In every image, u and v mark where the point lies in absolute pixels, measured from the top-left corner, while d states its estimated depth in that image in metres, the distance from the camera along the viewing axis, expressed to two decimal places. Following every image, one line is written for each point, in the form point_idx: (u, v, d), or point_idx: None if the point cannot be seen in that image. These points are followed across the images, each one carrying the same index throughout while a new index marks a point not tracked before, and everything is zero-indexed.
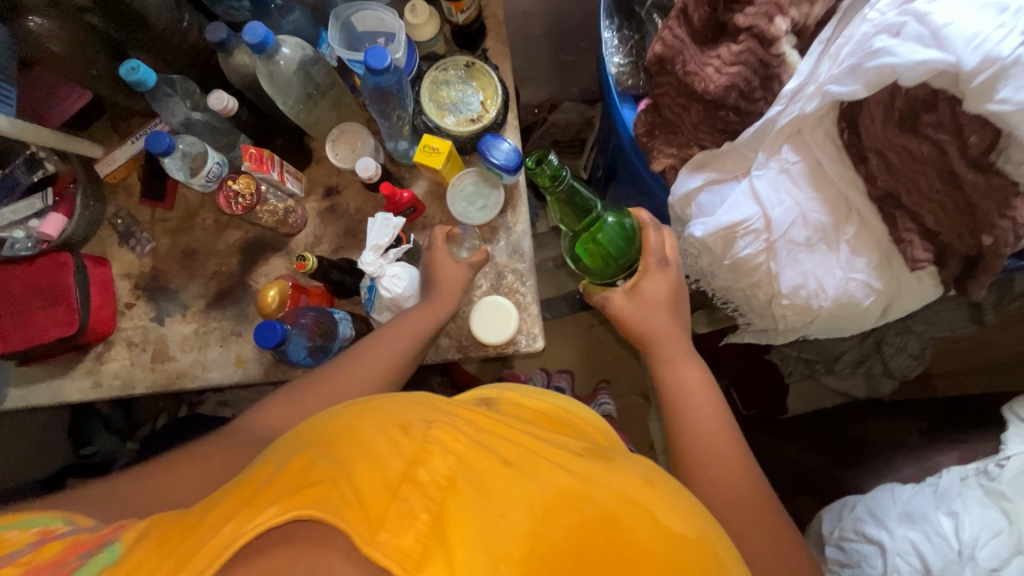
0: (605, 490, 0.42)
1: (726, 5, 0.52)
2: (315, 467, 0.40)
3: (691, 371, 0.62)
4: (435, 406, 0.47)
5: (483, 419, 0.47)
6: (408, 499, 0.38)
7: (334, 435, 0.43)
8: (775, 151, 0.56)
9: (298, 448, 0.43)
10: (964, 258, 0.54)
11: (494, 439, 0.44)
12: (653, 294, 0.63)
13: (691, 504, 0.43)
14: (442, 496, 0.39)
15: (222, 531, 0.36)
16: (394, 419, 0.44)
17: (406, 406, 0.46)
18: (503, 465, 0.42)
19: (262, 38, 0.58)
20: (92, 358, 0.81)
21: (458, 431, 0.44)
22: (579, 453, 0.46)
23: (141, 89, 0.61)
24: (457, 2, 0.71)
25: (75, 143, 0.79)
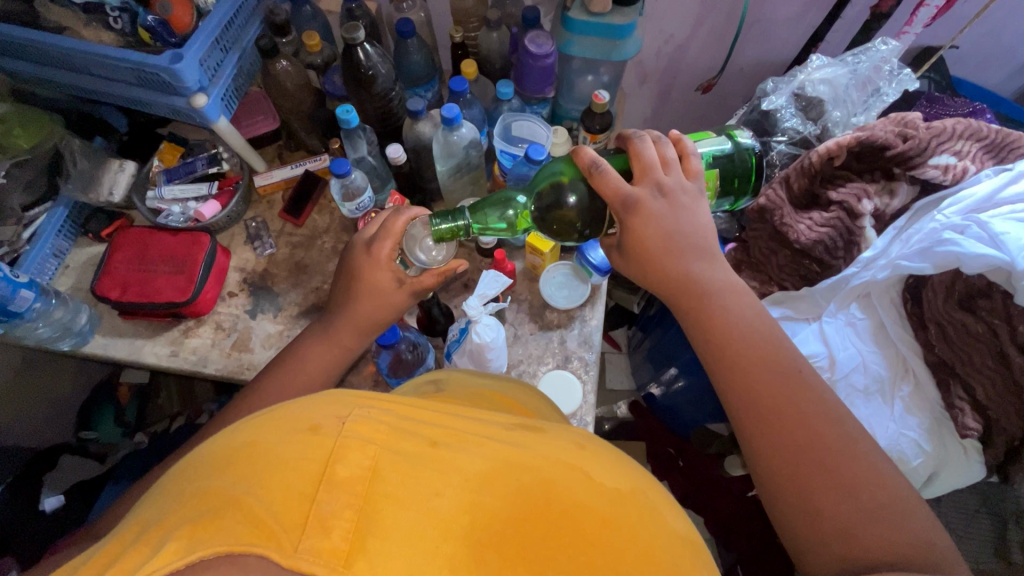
0: (538, 456, 0.45)
1: (823, 183, 0.69)
2: (221, 486, 0.38)
3: (729, 312, 0.60)
4: (351, 402, 0.45)
5: (400, 407, 0.47)
6: (331, 499, 0.38)
7: (229, 455, 0.41)
8: (844, 306, 0.68)
9: (196, 475, 0.41)
10: (1010, 441, 0.59)
11: (414, 424, 0.45)
12: (653, 229, 0.60)
13: (618, 466, 0.49)
14: (365, 487, 0.39)
15: (155, 556, 0.33)
16: (302, 421, 0.43)
17: (318, 407, 0.45)
18: (431, 447, 0.43)
19: (454, 116, 0.73)
20: (181, 329, 0.88)
21: (377, 421, 0.43)
22: (509, 427, 0.48)
23: (343, 127, 0.77)
24: (594, 134, 0.88)
25: (252, 155, 0.94)
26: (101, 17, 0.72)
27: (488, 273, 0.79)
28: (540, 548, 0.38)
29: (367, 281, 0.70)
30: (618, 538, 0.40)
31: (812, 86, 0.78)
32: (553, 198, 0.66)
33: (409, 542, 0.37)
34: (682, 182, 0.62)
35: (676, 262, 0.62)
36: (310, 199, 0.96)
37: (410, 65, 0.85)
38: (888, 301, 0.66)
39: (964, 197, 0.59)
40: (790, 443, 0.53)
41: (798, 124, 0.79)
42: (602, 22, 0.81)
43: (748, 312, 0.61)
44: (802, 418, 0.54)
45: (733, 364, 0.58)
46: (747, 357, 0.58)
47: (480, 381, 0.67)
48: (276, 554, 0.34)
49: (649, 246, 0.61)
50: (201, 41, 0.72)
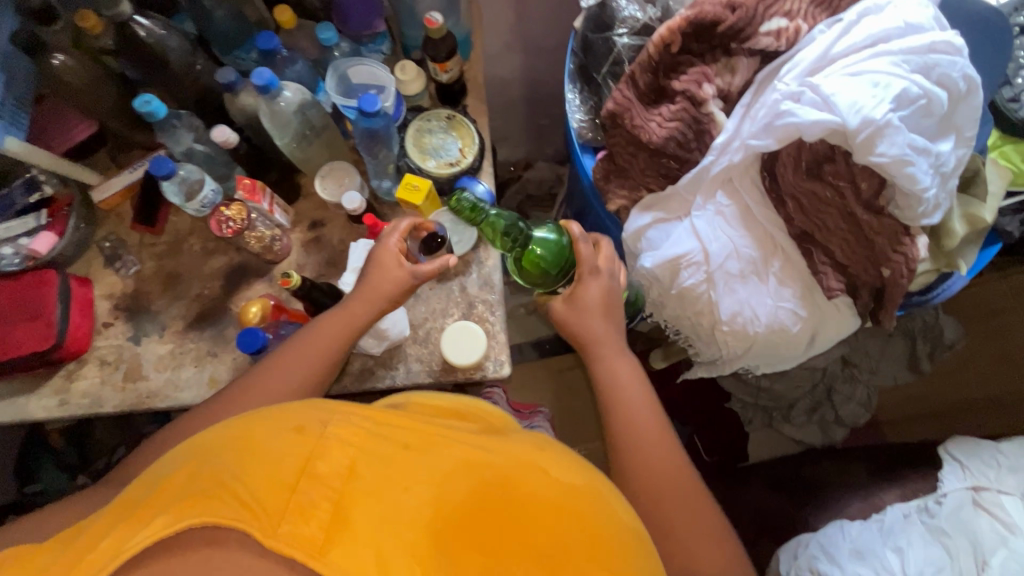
0: (501, 457, 0.47)
1: (665, 73, 0.62)
2: (211, 474, 0.42)
3: (622, 365, 0.70)
4: (336, 407, 0.49)
5: (379, 411, 0.49)
6: (313, 491, 0.42)
7: (222, 443, 0.45)
8: (710, 196, 0.65)
9: (185, 461, 0.45)
10: (872, 289, 0.63)
11: (390, 429, 0.47)
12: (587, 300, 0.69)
13: (575, 462, 0.51)
14: (341, 485, 0.42)
15: (154, 526, 0.40)
16: (290, 421, 0.46)
17: (309, 409, 0.48)
18: (405, 450, 0.46)
19: (267, 81, 0.66)
20: (63, 375, 0.82)
21: (357, 426, 0.46)
22: (478, 432, 0.51)
23: (151, 119, 0.68)
24: (442, 63, 0.80)
25: (76, 168, 0.83)
26: None
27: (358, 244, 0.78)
28: (493, 536, 0.42)
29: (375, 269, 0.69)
30: (571, 524, 0.44)
31: None
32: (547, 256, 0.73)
33: (372, 533, 0.40)
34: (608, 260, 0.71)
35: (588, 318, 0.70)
36: (161, 203, 0.88)
37: (215, 27, 0.74)
38: (749, 181, 0.64)
39: (799, 60, 0.56)
40: (647, 463, 0.63)
41: (636, 11, 0.69)
42: None
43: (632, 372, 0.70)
44: (649, 449, 0.64)
45: (616, 398, 0.68)
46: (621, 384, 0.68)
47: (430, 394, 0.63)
48: (257, 533, 0.39)
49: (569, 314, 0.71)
50: None
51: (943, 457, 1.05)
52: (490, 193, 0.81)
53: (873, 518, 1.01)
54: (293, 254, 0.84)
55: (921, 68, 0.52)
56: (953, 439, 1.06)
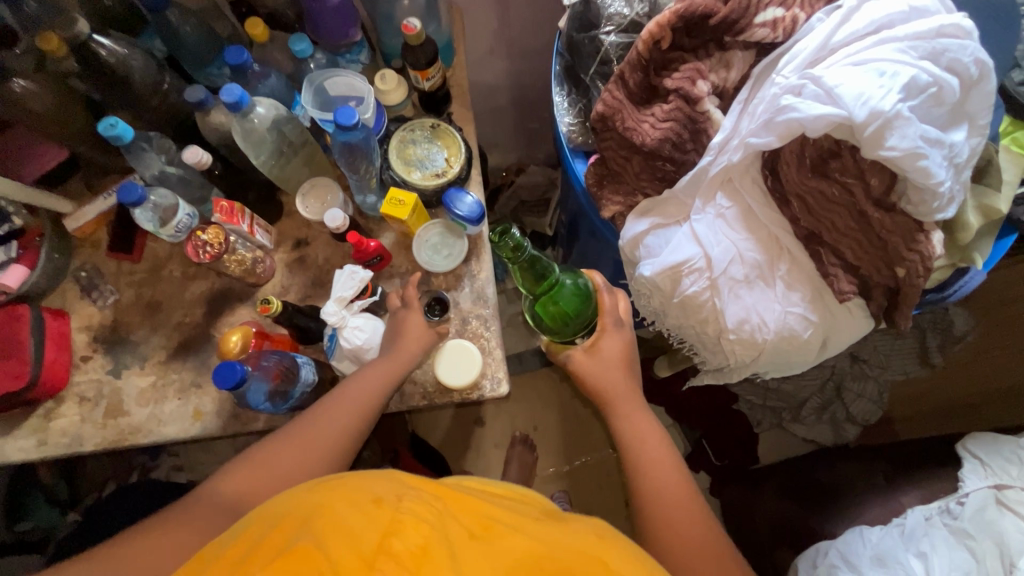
0: (565, 549, 0.44)
1: (656, 71, 0.59)
2: (294, 541, 0.41)
3: (644, 422, 0.71)
4: (406, 484, 0.47)
5: (445, 495, 0.48)
6: (385, 570, 0.38)
7: (300, 513, 0.44)
8: (710, 198, 0.62)
9: (271, 523, 0.44)
10: (886, 290, 0.59)
11: (457, 514, 0.45)
12: (609, 351, 0.73)
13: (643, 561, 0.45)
14: (415, 564, 0.39)
15: None
16: (366, 495, 0.45)
17: (382, 484, 0.47)
18: (471, 539, 0.43)
19: (237, 98, 0.63)
20: (41, 415, 0.78)
21: (428, 504, 0.45)
22: (535, 517, 0.48)
23: (118, 144, 0.65)
24: (423, 70, 0.77)
25: (43, 197, 0.79)
26: None
27: (342, 271, 0.74)
28: None
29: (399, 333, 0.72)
30: None
31: None
32: (572, 302, 0.72)
33: None
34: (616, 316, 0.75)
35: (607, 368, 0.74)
36: (137, 229, 0.84)
37: (182, 43, 0.71)
38: (749, 181, 0.61)
39: (799, 51, 0.53)
40: (663, 506, 0.63)
41: (622, 6, 0.65)
42: None
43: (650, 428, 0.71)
44: (667, 492, 0.64)
45: (636, 448, 0.69)
46: (640, 433, 0.70)
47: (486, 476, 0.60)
48: None
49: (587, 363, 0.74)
50: None
51: (963, 455, 1.02)
52: (479, 203, 0.78)
53: (893, 523, 0.98)
54: (277, 276, 0.80)
55: (930, 53, 0.49)
56: (972, 435, 1.02)
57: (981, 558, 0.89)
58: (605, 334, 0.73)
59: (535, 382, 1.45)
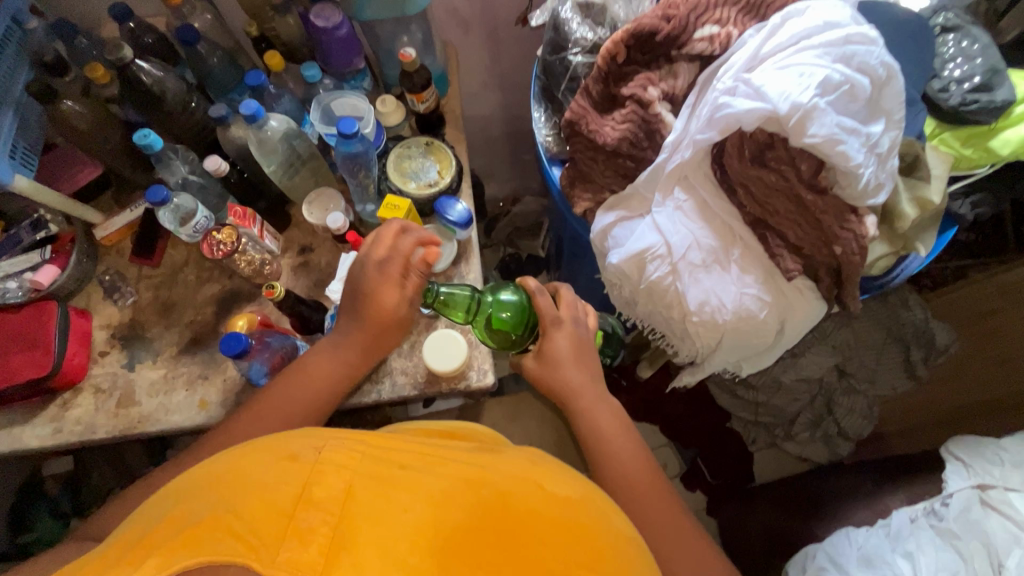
0: (496, 473, 0.50)
1: (615, 82, 0.68)
2: (199, 513, 0.42)
3: (605, 416, 0.72)
4: (326, 434, 0.49)
5: (373, 437, 0.50)
6: (307, 519, 0.41)
7: (216, 481, 0.45)
8: (669, 192, 0.69)
9: (172, 501, 0.45)
10: (830, 270, 0.65)
11: (385, 451, 0.48)
12: (556, 353, 0.72)
13: (573, 480, 0.54)
14: (340, 506, 0.42)
15: (144, 569, 0.38)
16: (281, 451, 0.47)
17: (297, 438, 0.49)
18: (401, 470, 0.46)
19: (253, 111, 0.72)
20: (58, 404, 0.84)
21: (351, 449, 0.47)
22: (474, 452, 0.55)
23: (148, 152, 0.74)
24: (419, 94, 0.87)
25: (79, 208, 0.89)
26: None
27: (347, 256, 0.85)
28: (493, 548, 0.43)
29: (374, 301, 0.70)
30: (573, 536, 0.46)
31: None
32: (514, 318, 0.76)
33: (380, 557, 0.39)
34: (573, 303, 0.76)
35: (564, 372, 0.72)
36: (159, 236, 0.93)
37: (211, 72, 0.83)
38: (702, 176, 0.68)
39: (733, 61, 0.61)
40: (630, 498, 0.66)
41: (587, 32, 0.74)
42: None
43: (612, 419, 0.72)
44: (632, 479, 0.67)
45: (599, 444, 0.70)
46: (602, 428, 0.71)
47: (426, 425, 0.68)
48: (256, 564, 0.38)
49: (547, 366, 0.73)
50: None
51: (947, 458, 1.02)
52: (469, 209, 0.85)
53: (880, 525, 1.00)
54: (282, 277, 0.87)
55: (842, 57, 0.57)
56: (955, 438, 1.03)
57: (969, 558, 0.88)
58: (550, 336, 0.73)
59: (530, 401, 1.48)
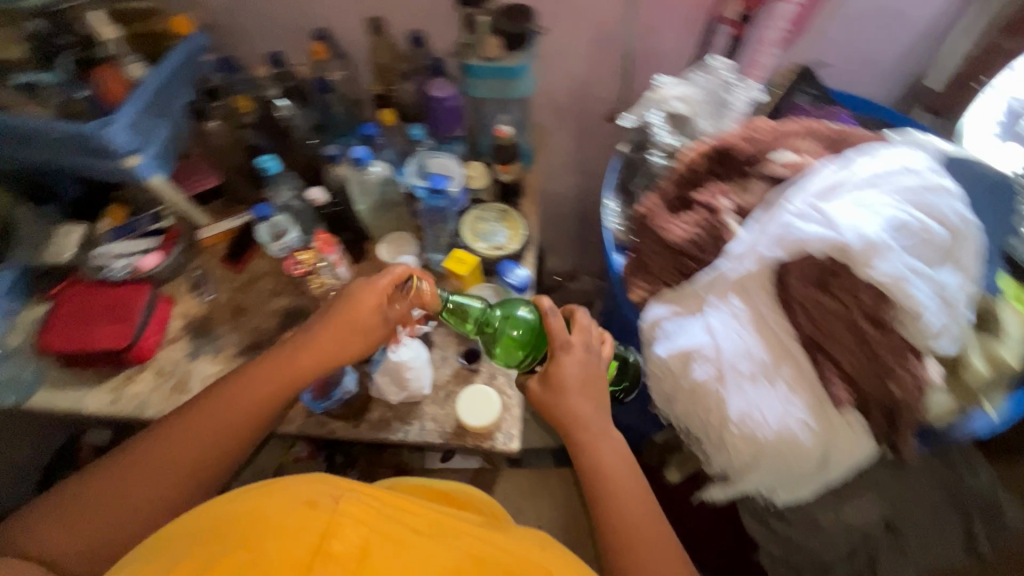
0: (494, 548, 0.62)
1: (690, 188, 0.74)
2: (224, 551, 0.56)
3: (606, 452, 0.71)
4: (340, 488, 0.64)
5: (384, 494, 0.65)
6: (328, 565, 0.54)
7: (238, 521, 0.58)
8: (725, 298, 0.69)
9: (195, 535, 0.59)
10: (884, 407, 0.63)
11: (398, 509, 0.63)
12: (565, 374, 0.71)
13: (565, 558, 0.65)
14: (354, 560, 0.55)
15: None
16: (301, 500, 0.61)
17: (314, 489, 0.63)
18: (413, 532, 0.60)
19: (361, 156, 0.82)
20: (123, 377, 0.91)
21: (366, 506, 0.62)
22: (478, 524, 0.67)
23: (263, 173, 0.84)
24: (504, 165, 0.96)
25: (194, 210, 1.01)
26: (38, 96, 0.79)
27: None
28: None
29: (353, 303, 0.74)
30: None
31: (670, 103, 0.82)
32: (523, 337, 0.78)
33: None
34: (578, 338, 0.73)
35: (574, 396, 0.71)
36: (250, 246, 1.03)
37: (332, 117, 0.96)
38: (763, 291, 0.67)
39: (808, 187, 0.64)
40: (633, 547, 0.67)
41: (672, 140, 0.84)
42: (497, 66, 0.89)
43: (617, 456, 0.72)
44: (637, 530, 0.67)
45: (600, 483, 0.70)
46: (603, 457, 0.71)
47: (437, 484, 0.88)
48: None
49: (554, 388, 0.71)
50: (133, 108, 0.80)
51: None
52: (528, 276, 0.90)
53: None
54: None
55: (916, 203, 0.60)
56: None
57: None
58: (562, 356, 0.71)
59: (548, 481, 1.43)
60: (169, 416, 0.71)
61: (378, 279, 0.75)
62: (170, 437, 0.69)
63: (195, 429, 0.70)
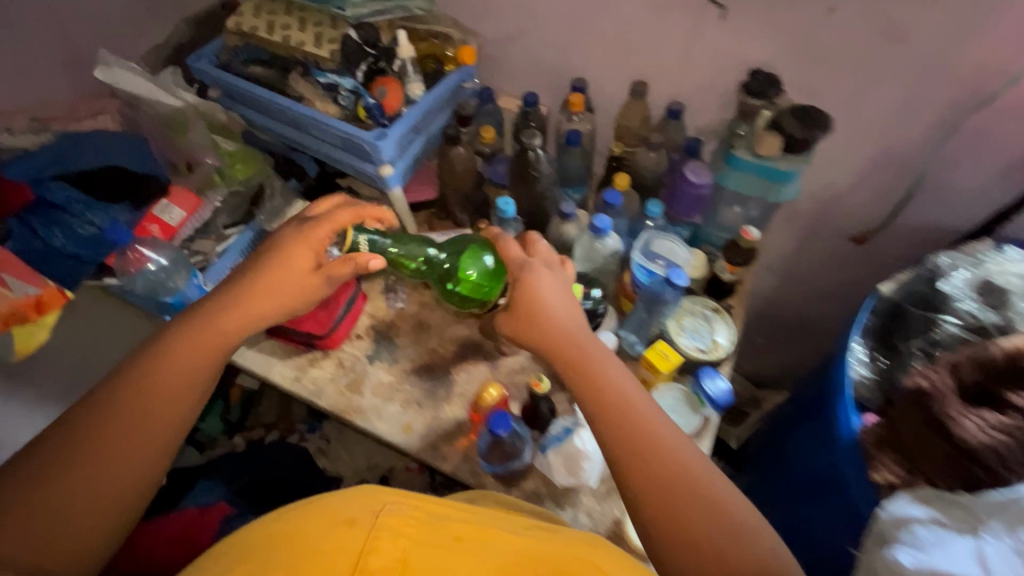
0: (554, 552, 0.54)
1: (1001, 383, 0.62)
2: None
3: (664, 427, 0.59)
4: (378, 497, 0.57)
5: (424, 503, 0.58)
6: None
7: (275, 539, 0.52)
8: (1013, 527, 0.54)
9: (235, 557, 0.51)
10: None
11: (442, 522, 0.54)
12: (552, 293, 0.68)
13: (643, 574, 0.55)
14: None
15: None
16: (338, 515, 0.54)
17: (347, 502, 0.56)
18: (455, 541, 0.53)
19: (603, 227, 0.78)
20: (307, 359, 0.95)
21: (407, 517, 0.54)
22: (526, 528, 0.58)
23: (499, 214, 0.85)
24: (732, 265, 0.89)
25: (407, 218, 0.99)
26: (333, 94, 0.86)
27: None
28: None
29: (281, 255, 0.71)
30: None
31: (1005, 276, 0.72)
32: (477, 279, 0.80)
33: None
34: (549, 258, 0.71)
35: (597, 365, 0.64)
36: None
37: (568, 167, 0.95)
38: None
39: None
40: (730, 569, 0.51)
41: (974, 312, 0.72)
42: (766, 165, 0.82)
43: (694, 457, 0.57)
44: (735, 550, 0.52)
45: (655, 471, 0.56)
46: (584, 358, 0.64)
47: (493, 494, 0.75)
48: None
49: (539, 314, 0.67)
50: (406, 122, 0.85)
51: None
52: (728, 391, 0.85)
53: None
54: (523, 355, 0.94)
55: None
56: None
57: None
58: (535, 273, 0.69)
59: None
60: (115, 397, 0.60)
61: (314, 233, 0.72)
62: (129, 408, 0.59)
63: (128, 405, 0.59)
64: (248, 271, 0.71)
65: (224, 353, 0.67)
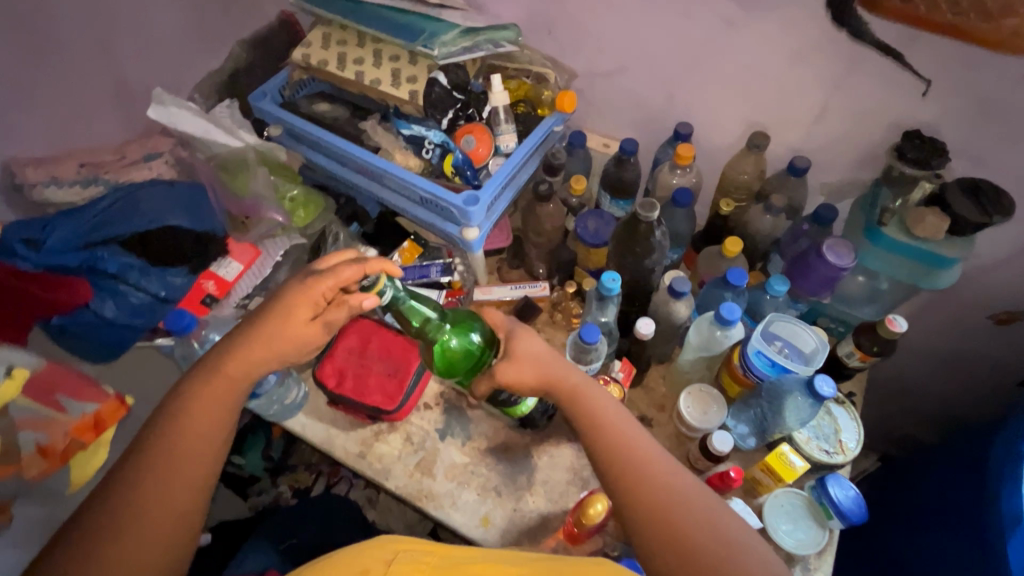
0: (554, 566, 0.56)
1: None
2: None
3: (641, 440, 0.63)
4: (384, 546, 0.57)
5: (439, 546, 0.59)
6: None
7: None
8: None
9: None
10: None
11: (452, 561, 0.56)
12: (541, 342, 0.70)
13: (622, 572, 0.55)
14: None
15: None
16: (356, 566, 0.55)
17: (365, 555, 0.56)
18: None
19: (734, 320, 0.68)
20: (372, 431, 0.86)
21: (418, 561, 0.55)
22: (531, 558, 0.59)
23: (602, 291, 0.74)
24: (865, 352, 0.77)
25: (480, 269, 0.88)
26: (417, 147, 0.78)
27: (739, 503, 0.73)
28: None
29: (283, 311, 0.61)
30: None
31: None
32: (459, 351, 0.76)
33: None
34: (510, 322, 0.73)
35: (595, 400, 0.65)
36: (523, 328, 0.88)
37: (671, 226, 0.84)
38: None
39: None
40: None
41: None
42: (923, 248, 0.70)
43: (656, 452, 0.62)
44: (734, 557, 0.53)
45: (664, 486, 0.58)
46: (600, 410, 0.65)
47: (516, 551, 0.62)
48: None
49: (545, 364, 0.67)
50: (496, 186, 0.74)
51: None
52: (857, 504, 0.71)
53: None
54: None
55: None
56: None
57: None
58: (522, 338, 0.70)
59: None
60: (143, 463, 0.54)
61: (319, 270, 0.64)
62: (150, 470, 0.53)
63: (148, 467, 0.54)
64: (248, 319, 0.63)
65: (239, 400, 0.60)
